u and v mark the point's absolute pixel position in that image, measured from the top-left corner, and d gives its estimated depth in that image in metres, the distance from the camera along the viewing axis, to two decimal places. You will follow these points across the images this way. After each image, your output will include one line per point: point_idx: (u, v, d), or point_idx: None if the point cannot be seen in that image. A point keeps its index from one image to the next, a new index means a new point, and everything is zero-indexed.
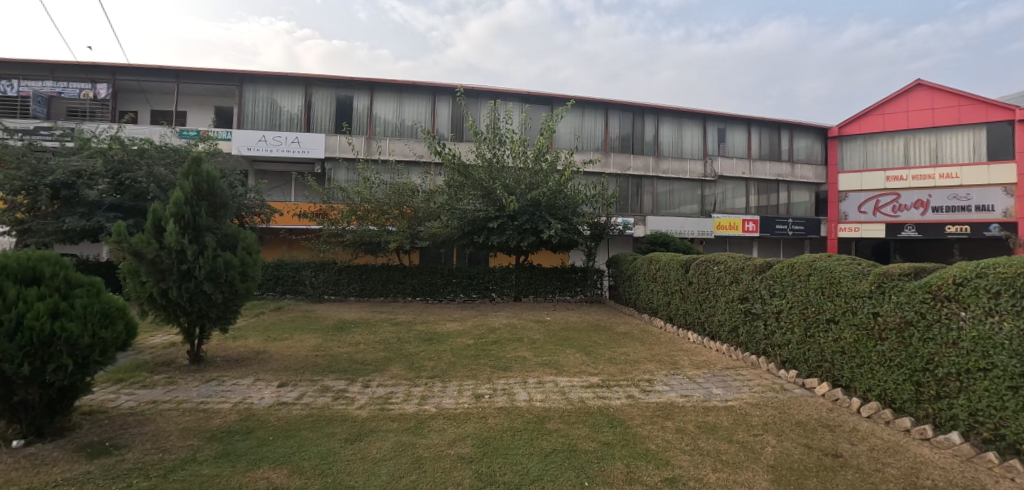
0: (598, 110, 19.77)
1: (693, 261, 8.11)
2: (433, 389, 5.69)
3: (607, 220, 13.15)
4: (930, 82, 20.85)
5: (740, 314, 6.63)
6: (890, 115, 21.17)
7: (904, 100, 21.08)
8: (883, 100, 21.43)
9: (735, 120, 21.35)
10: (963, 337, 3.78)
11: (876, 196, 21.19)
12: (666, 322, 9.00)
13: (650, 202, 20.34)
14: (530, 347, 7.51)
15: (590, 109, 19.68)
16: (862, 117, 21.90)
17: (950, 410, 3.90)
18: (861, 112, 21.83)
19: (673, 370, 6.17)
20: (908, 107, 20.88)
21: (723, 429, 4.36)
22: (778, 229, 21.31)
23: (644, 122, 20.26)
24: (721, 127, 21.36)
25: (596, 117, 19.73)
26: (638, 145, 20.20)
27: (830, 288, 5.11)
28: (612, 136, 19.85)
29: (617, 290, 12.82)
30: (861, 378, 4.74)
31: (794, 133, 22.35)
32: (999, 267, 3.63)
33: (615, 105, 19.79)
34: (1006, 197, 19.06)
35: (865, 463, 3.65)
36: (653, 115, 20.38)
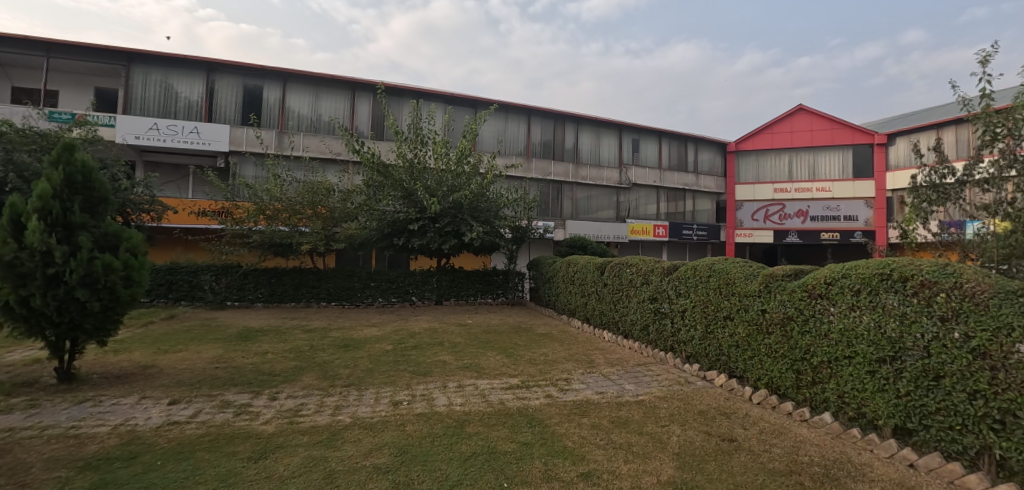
0: (521, 116, 20.14)
1: (608, 263, 8.52)
2: (349, 398, 5.40)
3: (528, 224, 13.41)
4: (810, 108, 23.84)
5: (650, 313, 7.06)
6: (778, 134, 23.97)
7: (789, 123, 23.90)
8: (773, 120, 24.16)
9: (648, 132, 22.88)
10: (833, 329, 4.32)
11: (767, 206, 23.78)
12: (583, 322, 9.36)
13: (570, 207, 21.07)
14: (450, 351, 7.41)
15: (514, 114, 19.99)
16: (756, 135, 24.51)
17: (823, 394, 4.44)
18: (755, 130, 24.44)
19: (589, 368, 6.41)
20: (792, 128, 23.76)
21: (635, 422, 4.59)
22: (685, 234, 23.12)
23: (565, 129, 21.00)
24: (636, 138, 22.76)
25: (519, 123, 20.09)
26: (559, 152, 20.87)
27: (726, 288, 5.60)
28: (534, 142, 20.30)
29: (536, 292, 13.09)
30: (752, 368, 5.24)
31: (699, 147, 24.44)
32: (859, 268, 4.22)
33: (538, 112, 20.30)
34: (867, 208, 22.21)
35: (756, 445, 4.03)
36: (574, 123, 21.18)
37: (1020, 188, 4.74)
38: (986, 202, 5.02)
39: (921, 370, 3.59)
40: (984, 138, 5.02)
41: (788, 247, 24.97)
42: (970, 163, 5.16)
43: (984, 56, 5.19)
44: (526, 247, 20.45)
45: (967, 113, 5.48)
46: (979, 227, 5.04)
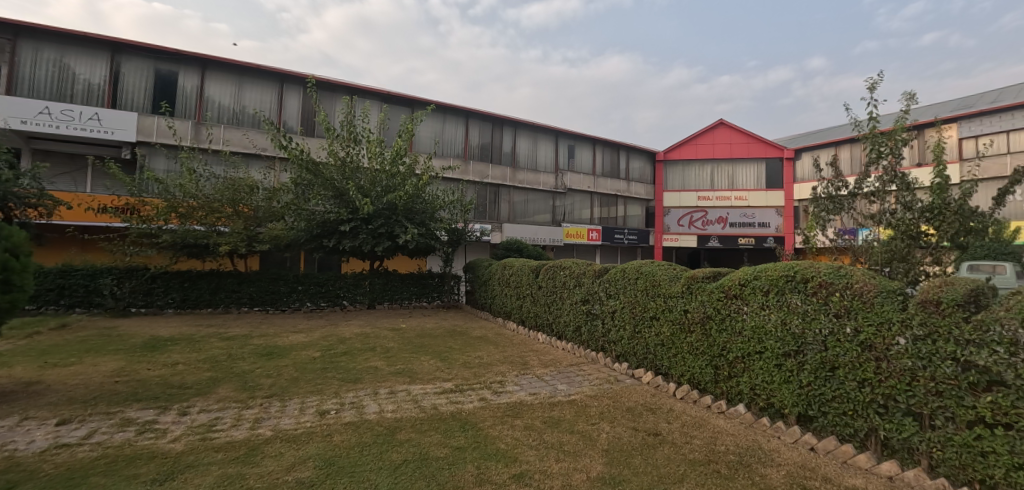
0: (459, 117, 20.06)
1: (543, 266, 8.68)
2: (270, 410, 5.06)
3: (464, 226, 13.34)
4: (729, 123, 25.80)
5: (582, 314, 7.26)
6: (702, 146, 25.71)
7: (712, 136, 25.70)
8: (698, 133, 25.88)
9: (584, 139, 23.66)
10: (746, 327, 4.66)
11: (690, 212, 25.39)
12: (518, 325, 9.44)
13: (507, 210, 21.21)
14: (383, 356, 7.19)
15: (452, 116, 19.87)
16: (683, 146, 26.11)
17: (738, 387, 4.78)
18: (682, 141, 26.03)
19: (523, 370, 6.48)
20: (714, 140, 25.57)
21: (566, 421, 4.70)
22: (617, 238, 24.13)
23: (504, 133, 21.19)
24: (572, 145, 23.45)
25: (457, 125, 20.00)
26: (498, 155, 20.99)
27: (652, 289, 5.88)
28: (471, 144, 20.26)
29: (472, 295, 13.04)
30: (675, 365, 5.53)
31: (630, 155, 25.64)
32: (768, 270, 4.59)
33: (477, 114, 20.30)
34: (777, 216, 24.35)
35: (678, 438, 4.26)
36: (512, 127, 21.43)
37: (900, 200, 5.38)
38: (873, 213, 5.62)
39: (819, 362, 3.99)
40: (872, 155, 5.64)
41: (710, 251, 26.84)
42: (859, 177, 5.77)
43: (871, 83, 5.83)
44: (461, 249, 20.28)
45: (858, 134, 6.10)
46: (869, 235, 5.64)
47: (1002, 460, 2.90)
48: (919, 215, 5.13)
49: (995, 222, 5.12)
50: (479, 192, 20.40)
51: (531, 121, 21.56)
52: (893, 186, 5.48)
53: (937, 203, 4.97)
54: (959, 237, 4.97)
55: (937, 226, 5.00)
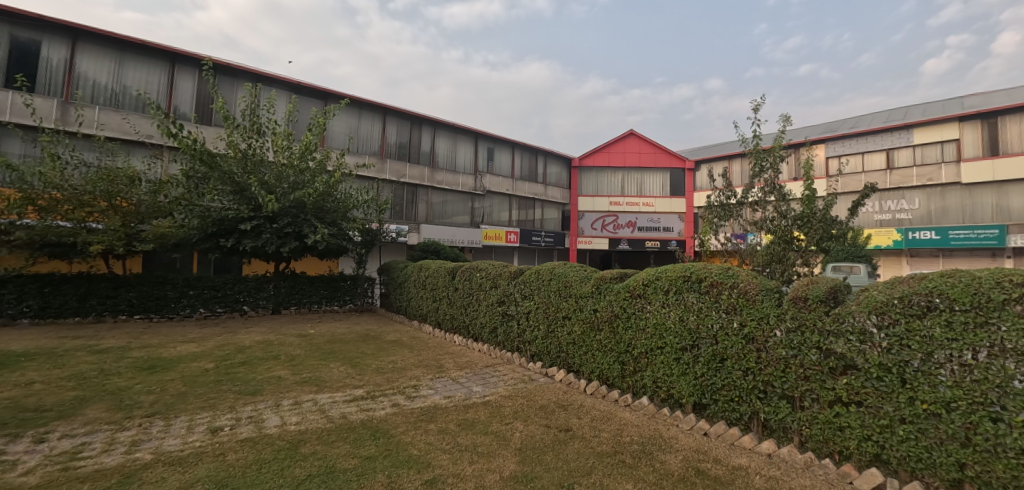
0: (376, 113, 19.36)
1: (459, 268, 8.66)
2: (151, 431, 4.50)
3: (379, 227, 12.92)
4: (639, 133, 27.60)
5: (498, 315, 7.35)
6: (614, 153, 27.19)
7: (624, 144, 27.29)
8: (611, 141, 27.33)
9: (503, 142, 24.02)
10: (648, 324, 5.00)
11: (603, 216, 26.78)
12: (434, 327, 9.32)
13: (425, 211, 20.84)
14: (287, 365, 6.72)
15: (368, 111, 19.13)
16: (598, 152, 27.43)
17: (642, 381, 5.09)
18: (596, 148, 27.33)
19: (438, 373, 6.41)
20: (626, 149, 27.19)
21: (481, 423, 4.71)
22: (534, 240, 24.78)
23: (423, 131, 20.83)
24: (491, 147, 23.69)
25: (374, 121, 19.29)
26: (417, 154, 20.57)
27: (564, 290, 6.11)
28: (388, 142, 19.64)
29: (387, 298, 12.67)
30: (586, 362, 5.77)
31: (547, 160, 26.48)
32: (668, 271, 4.95)
33: (395, 111, 19.74)
34: (679, 221, 26.58)
35: (587, 432, 4.44)
36: (432, 126, 21.13)
37: (778, 209, 6.06)
38: (757, 220, 6.27)
39: (711, 354, 4.39)
40: (756, 169, 6.32)
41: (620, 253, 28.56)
42: (745, 188, 6.42)
43: (755, 105, 6.52)
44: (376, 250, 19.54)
45: (744, 149, 6.78)
46: (755, 239, 6.29)
47: (855, 433, 3.45)
48: (792, 223, 5.82)
49: (849, 230, 5.97)
50: (395, 191, 19.81)
51: (451, 122, 21.42)
52: (772, 197, 6.17)
53: (807, 212, 5.69)
54: (823, 243, 5.72)
55: (806, 232, 5.73)
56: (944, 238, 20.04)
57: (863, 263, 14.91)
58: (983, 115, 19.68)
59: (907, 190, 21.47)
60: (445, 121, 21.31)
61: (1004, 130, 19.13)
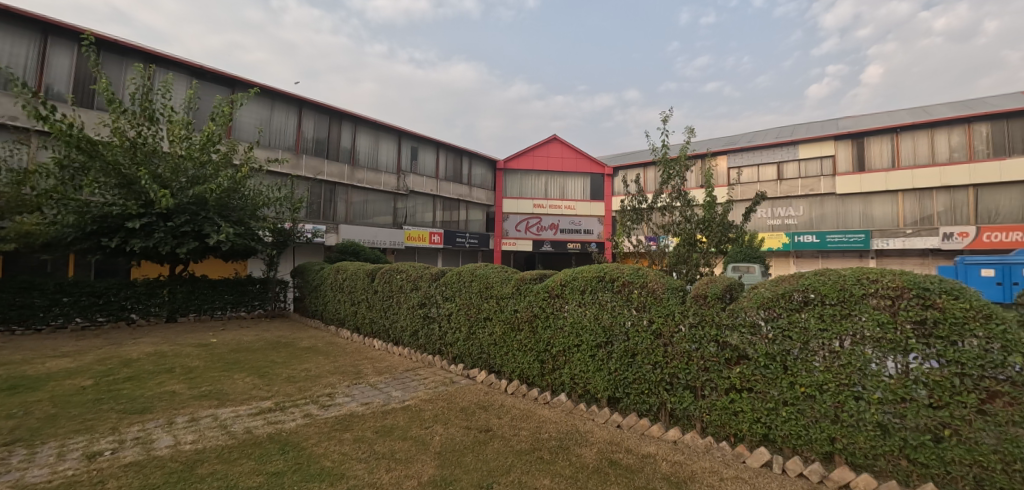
0: (291, 106, 18.17)
1: (379, 270, 8.39)
2: (8, 462, 3.84)
3: (293, 226, 12.16)
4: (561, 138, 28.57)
5: (419, 318, 7.20)
6: (538, 157, 27.94)
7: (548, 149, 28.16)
8: (535, 145, 28.01)
9: (427, 142, 23.66)
10: (566, 322, 5.16)
11: (528, 218, 27.39)
12: (353, 332, 8.94)
13: (345, 210, 19.92)
14: (183, 378, 6.09)
15: (281, 103, 17.87)
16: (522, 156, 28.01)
17: (560, 378, 5.24)
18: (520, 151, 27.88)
19: (356, 380, 6.16)
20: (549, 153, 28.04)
21: (399, 428, 4.60)
22: (458, 241, 24.81)
23: (341, 127, 19.88)
24: (415, 146, 23.23)
25: (288, 113, 18.05)
26: (334, 151, 19.57)
27: (485, 291, 6.14)
28: (304, 137, 18.50)
29: (301, 302, 11.96)
30: (507, 362, 5.83)
31: (473, 162, 26.51)
32: (584, 271, 5.14)
33: (311, 104, 18.64)
34: (599, 224, 27.86)
35: (507, 431, 4.49)
36: (351, 122, 20.25)
37: (683, 213, 6.52)
38: (666, 223, 6.70)
39: (624, 350, 4.63)
40: (665, 176, 6.75)
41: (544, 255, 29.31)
42: (654, 194, 6.83)
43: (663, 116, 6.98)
44: (289, 251, 18.26)
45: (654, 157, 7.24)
46: (665, 242, 6.68)
47: (747, 416, 3.82)
48: (696, 226, 6.32)
49: (743, 233, 6.59)
50: (311, 189, 18.68)
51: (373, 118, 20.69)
52: (679, 203, 6.64)
53: (708, 217, 6.21)
54: (721, 245, 6.27)
55: (707, 235, 6.27)
56: (822, 241, 22.83)
57: (756, 263, 16.66)
58: (853, 136, 22.73)
59: (793, 198, 24.27)
60: (366, 118, 20.52)
61: (868, 149, 22.29)
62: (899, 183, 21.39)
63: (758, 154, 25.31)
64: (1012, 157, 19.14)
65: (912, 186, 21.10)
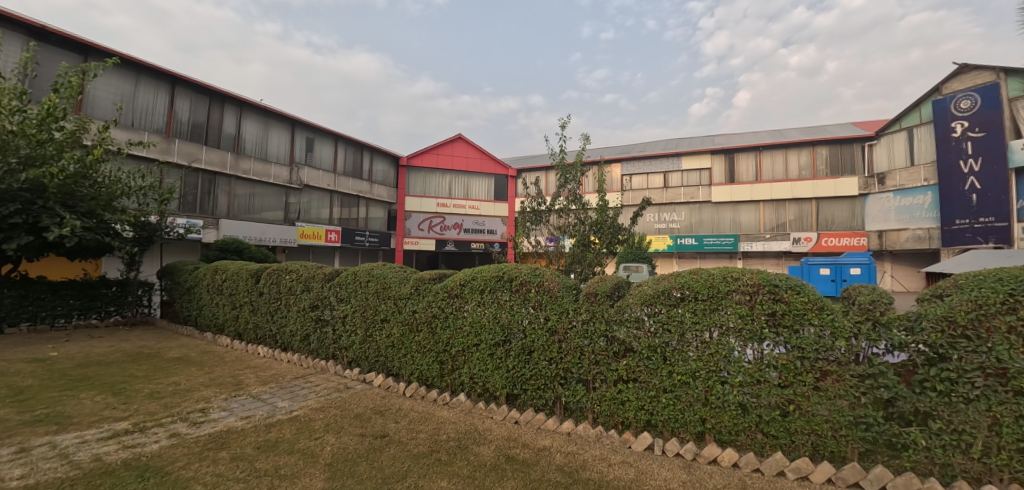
0: (160, 83, 15.95)
1: (265, 270, 7.68)
2: None
3: (161, 220, 10.73)
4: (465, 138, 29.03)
5: (311, 321, 6.72)
6: (441, 156, 28.07)
7: (451, 148, 28.47)
8: (438, 143, 28.07)
9: (323, 133, 22.30)
10: (466, 322, 5.13)
11: (431, 217, 27.35)
12: (234, 339, 8.09)
13: (226, 204, 17.96)
14: (9, 402, 5.01)
15: (148, 78, 15.60)
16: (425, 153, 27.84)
17: (459, 378, 5.20)
18: (424, 149, 27.69)
19: (235, 392, 5.58)
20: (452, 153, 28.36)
21: (284, 442, 4.24)
22: (357, 240, 23.85)
23: (223, 111, 17.90)
24: (311, 138, 21.74)
25: (157, 91, 15.81)
26: (215, 137, 17.55)
27: (382, 292, 5.90)
28: (178, 119, 16.33)
29: (170, 307, 10.57)
30: (405, 364, 5.65)
31: (375, 157, 25.54)
32: (483, 271, 5.17)
33: (186, 83, 16.54)
34: (501, 225, 28.87)
35: (404, 435, 4.36)
36: (235, 106, 18.34)
37: (579, 216, 6.85)
38: (562, 225, 6.99)
39: (521, 347, 4.72)
40: (562, 180, 7.05)
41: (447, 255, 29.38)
42: (553, 197, 7.08)
43: (562, 122, 7.26)
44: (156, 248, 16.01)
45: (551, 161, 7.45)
46: (563, 243, 6.94)
47: (633, 405, 4.12)
48: (589, 228, 6.67)
49: (631, 236, 7.12)
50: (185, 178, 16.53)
51: (262, 104, 18.96)
52: (574, 205, 6.96)
53: (600, 220, 6.61)
54: (610, 247, 6.72)
55: (599, 236, 6.65)
56: (699, 244, 25.75)
57: (644, 263, 18.23)
58: (726, 151, 25.85)
59: (677, 205, 26.90)
60: (253, 103, 18.74)
61: (737, 164, 25.52)
62: (761, 194, 24.71)
63: (649, 164, 27.68)
64: (844, 177, 23.03)
65: (771, 197, 24.49)
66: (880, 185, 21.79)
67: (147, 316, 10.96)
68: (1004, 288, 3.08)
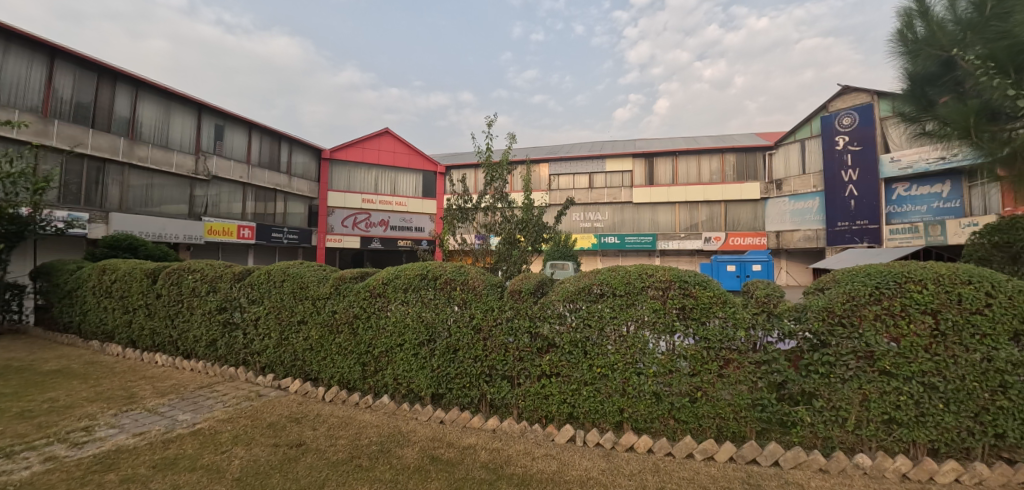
0: (34, 54, 13.80)
1: (163, 269, 6.96)
2: None
3: (35, 213, 9.35)
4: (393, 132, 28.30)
5: (218, 325, 6.18)
6: (366, 150, 27.21)
7: (378, 142, 27.67)
8: (364, 137, 27.15)
9: (235, 121, 20.58)
10: (389, 322, 4.98)
11: (355, 214, 26.44)
12: (126, 347, 7.26)
13: (119, 195, 16.02)
14: None
15: (19, 47, 13.43)
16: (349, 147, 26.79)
17: (382, 380, 5.04)
18: (348, 142, 26.62)
19: (127, 406, 5.00)
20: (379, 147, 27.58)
21: (185, 458, 3.86)
22: (274, 237, 22.33)
23: (114, 90, 15.89)
24: (220, 125, 19.97)
25: (30, 62, 13.68)
26: (104, 118, 15.55)
27: (299, 292, 5.57)
28: (57, 97, 14.24)
29: (46, 312, 9.26)
30: (324, 368, 5.38)
31: (294, 149, 24.07)
32: (407, 270, 5.05)
33: (67, 55, 14.47)
34: (430, 222, 28.54)
35: (322, 442, 4.15)
36: (129, 85, 16.35)
37: (504, 214, 6.91)
38: (489, 224, 7.01)
39: (446, 347, 4.67)
40: (489, 178, 7.08)
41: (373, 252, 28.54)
42: (479, 195, 7.09)
43: (489, 120, 7.28)
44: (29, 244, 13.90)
45: (479, 159, 7.41)
46: (489, 241, 6.96)
47: (557, 400, 4.23)
48: (515, 227, 6.76)
49: (555, 234, 7.31)
50: (66, 165, 14.49)
51: (162, 85, 17.11)
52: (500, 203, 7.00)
53: (525, 218, 6.72)
54: (535, 245, 6.86)
55: (524, 235, 6.76)
56: (621, 242, 27.19)
57: (570, 261, 18.88)
58: (647, 155, 27.43)
59: (602, 205, 28.12)
60: (151, 83, 16.84)
61: (657, 168, 27.20)
62: (678, 196, 26.50)
63: (577, 164, 28.63)
64: (748, 182, 25.31)
65: (686, 199, 26.34)
66: (778, 190, 24.21)
67: (16, 324, 9.52)
68: (871, 282, 3.57)
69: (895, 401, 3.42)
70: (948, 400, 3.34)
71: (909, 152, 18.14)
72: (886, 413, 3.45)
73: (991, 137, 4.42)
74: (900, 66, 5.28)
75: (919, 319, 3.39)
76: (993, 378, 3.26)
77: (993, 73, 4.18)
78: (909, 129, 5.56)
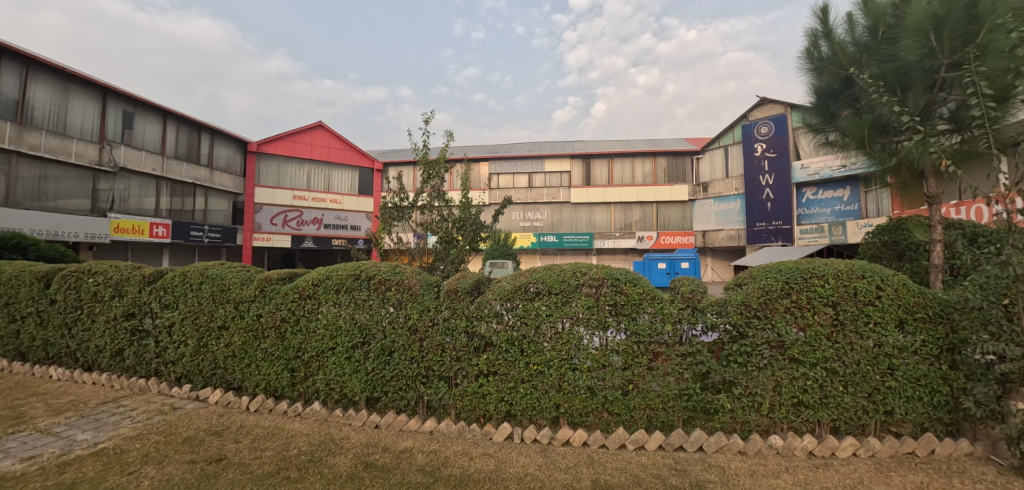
0: None
1: (57, 272, 6.21)
2: None
3: None
4: (327, 127, 27.09)
5: (126, 334, 5.62)
6: (298, 144, 25.84)
7: (311, 136, 26.37)
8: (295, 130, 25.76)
9: (147, 108, 18.76)
10: (320, 324, 4.76)
11: (286, 211, 25.05)
12: (11, 361, 6.43)
13: (4, 187, 14.09)
14: None
15: None
16: (279, 140, 25.30)
17: (313, 386, 4.81)
18: (278, 135, 25.13)
19: (12, 427, 4.40)
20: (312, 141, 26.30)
21: (85, 482, 3.47)
22: (193, 235, 20.64)
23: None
24: (129, 111, 18.09)
25: None
26: None
27: (219, 295, 5.18)
28: None
29: None
30: (249, 375, 5.05)
31: (216, 140, 22.32)
32: (339, 270, 4.85)
33: None
34: (366, 220, 27.63)
35: (246, 455, 3.91)
36: (17, 63, 14.39)
37: (442, 213, 6.80)
38: (426, 222, 6.86)
39: (381, 349, 4.55)
40: (426, 176, 6.94)
41: (305, 251, 27.21)
42: (416, 194, 6.93)
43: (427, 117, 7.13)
44: None
45: (417, 156, 7.22)
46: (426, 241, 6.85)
47: (495, 398, 4.25)
48: (453, 226, 6.70)
49: (493, 233, 7.31)
50: None
51: (59, 65, 15.22)
52: (437, 202, 6.87)
53: (463, 216, 6.67)
54: (473, 244, 6.84)
55: (462, 234, 6.71)
56: (559, 240, 27.84)
57: (508, 260, 19.08)
58: (585, 157, 28.29)
59: (541, 204, 28.63)
60: (45, 61, 14.93)
61: (594, 169, 28.15)
62: (614, 197, 27.53)
63: (518, 164, 28.90)
64: (678, 183, 26.74)
65: (621, 200, 27.43)
66: (704, 192, 25.72)
67: None
68: (782, 277, 3.91)
69: (802, 385, 3.77)
70: (847, 382, 3.73)
71: (816, 160, 20.19)
72: (795, 396, 3.78)
73: (882, 148, 5.01)
74: (809, 81, 5.80)
75: (821, 311, 3.77)
76: (882, 361, 3.68)
77: (883, 91, 4.78)
78: (815, 138, 6.13)
